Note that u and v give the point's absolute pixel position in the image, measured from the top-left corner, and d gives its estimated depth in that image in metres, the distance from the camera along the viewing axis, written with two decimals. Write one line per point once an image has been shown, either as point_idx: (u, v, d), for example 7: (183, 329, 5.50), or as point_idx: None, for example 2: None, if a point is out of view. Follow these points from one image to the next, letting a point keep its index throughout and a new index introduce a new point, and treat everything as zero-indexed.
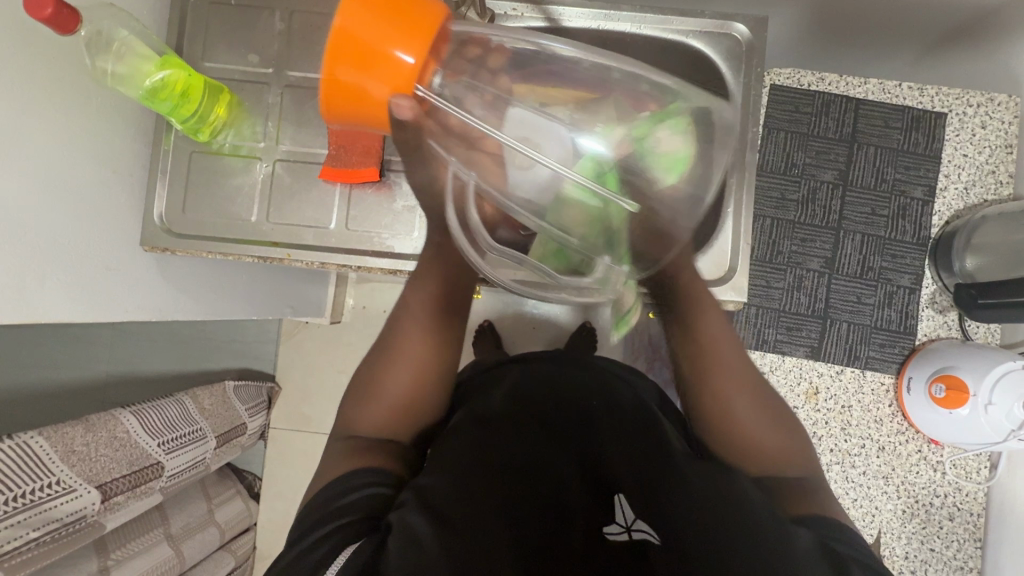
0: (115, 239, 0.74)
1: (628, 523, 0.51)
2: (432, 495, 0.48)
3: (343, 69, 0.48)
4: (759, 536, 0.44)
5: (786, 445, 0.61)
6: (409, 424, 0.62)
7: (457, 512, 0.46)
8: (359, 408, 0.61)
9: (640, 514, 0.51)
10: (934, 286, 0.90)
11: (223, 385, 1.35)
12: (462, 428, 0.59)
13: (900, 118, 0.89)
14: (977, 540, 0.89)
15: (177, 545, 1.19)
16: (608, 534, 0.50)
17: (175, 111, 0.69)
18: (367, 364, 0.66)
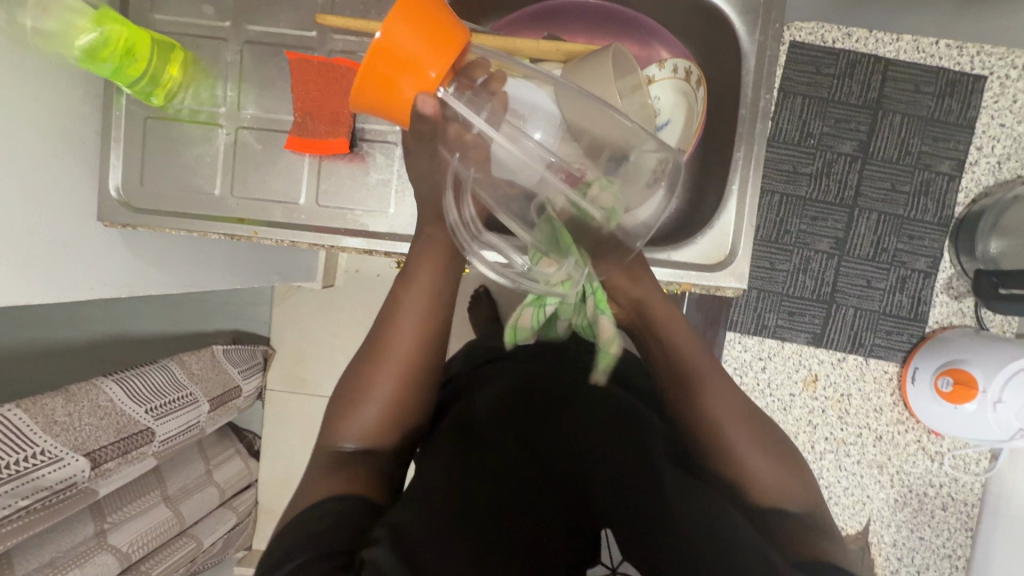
0: (69, 213, 0.68)
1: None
2: (405, 531, 0.43)
3: (381, 65, 0.46)
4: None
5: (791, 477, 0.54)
6: (399, 423, 0.56)
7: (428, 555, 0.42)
8: (340, 421, 0.55)
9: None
10: (951, 270, 0.84)
11: (213, 348, 1.31)
12: (445, 442, 0.56)
13: (931, 82, 0.81)
14: (968, 530, 0.89)
15: (175, 506, 1.19)
16: None
17: (118, 73, 0.62)
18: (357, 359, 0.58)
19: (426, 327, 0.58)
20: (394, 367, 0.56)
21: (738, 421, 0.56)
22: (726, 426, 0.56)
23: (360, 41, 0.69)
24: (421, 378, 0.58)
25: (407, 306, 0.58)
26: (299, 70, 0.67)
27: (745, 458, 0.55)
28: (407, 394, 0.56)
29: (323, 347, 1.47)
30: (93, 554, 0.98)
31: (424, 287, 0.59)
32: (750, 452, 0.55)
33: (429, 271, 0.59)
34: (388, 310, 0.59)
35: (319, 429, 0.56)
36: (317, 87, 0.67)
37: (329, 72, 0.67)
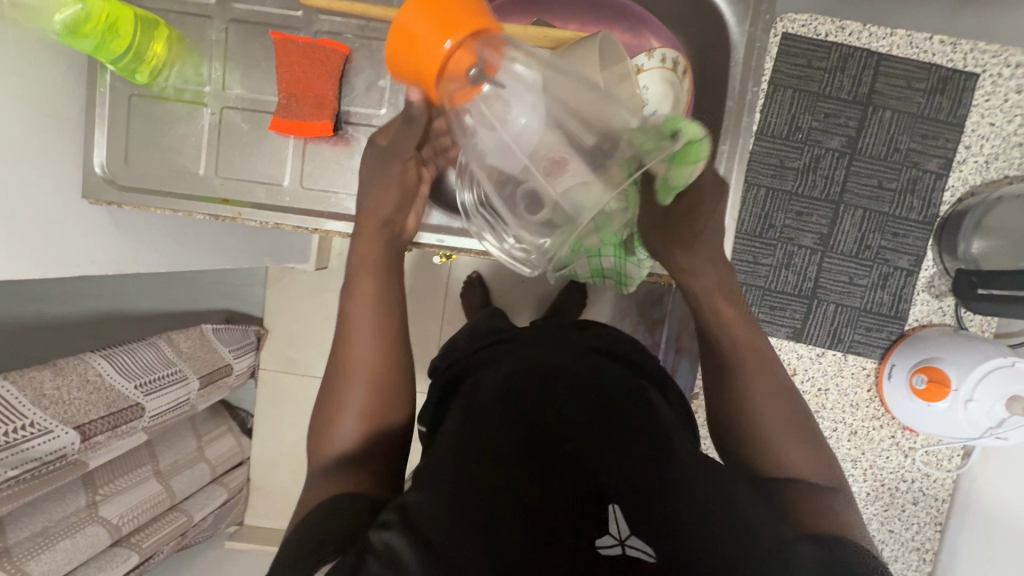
0: (54, 190, 0.69)
1: (621, 537, 0.44)
2: (415, 511, 0.44)
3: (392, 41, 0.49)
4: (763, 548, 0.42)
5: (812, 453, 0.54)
6: (374, 413, 0.57)
7: (436, 528, 0.42)
8: (324, 433, 0.56)
9: (636, 530, 0.45)
10: (934, 269, 0.85)
11: (202, 327, 1.31)
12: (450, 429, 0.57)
13: (923, 78, 0.80)
14: (938, 524, 0.91)
15: (166, 481, 1.20)
16: (601, 548, 0.43)
17: (100, 49, 0.62)
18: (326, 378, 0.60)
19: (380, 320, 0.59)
20: (360, 370, 0.57)
21: (761, 397, 0.57)
22: (746, 401, 0.56)
23: (346, 22, 0.69)
24: (379, 367, 0.58)
25: (354, 308, 0.60)
26: (283, 50, 0.66)
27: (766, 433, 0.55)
28: (376, 385, 0.57)
29: (315, 328, 1.48)
30: (84, 525, 0.99)
31: (370, 283, 0.61)
32: (772, 429, 0.55)
33: (369, 266, 0.61)
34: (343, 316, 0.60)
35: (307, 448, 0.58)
36: (301, 69, 0.67)
37: (314, 53, 0.67)
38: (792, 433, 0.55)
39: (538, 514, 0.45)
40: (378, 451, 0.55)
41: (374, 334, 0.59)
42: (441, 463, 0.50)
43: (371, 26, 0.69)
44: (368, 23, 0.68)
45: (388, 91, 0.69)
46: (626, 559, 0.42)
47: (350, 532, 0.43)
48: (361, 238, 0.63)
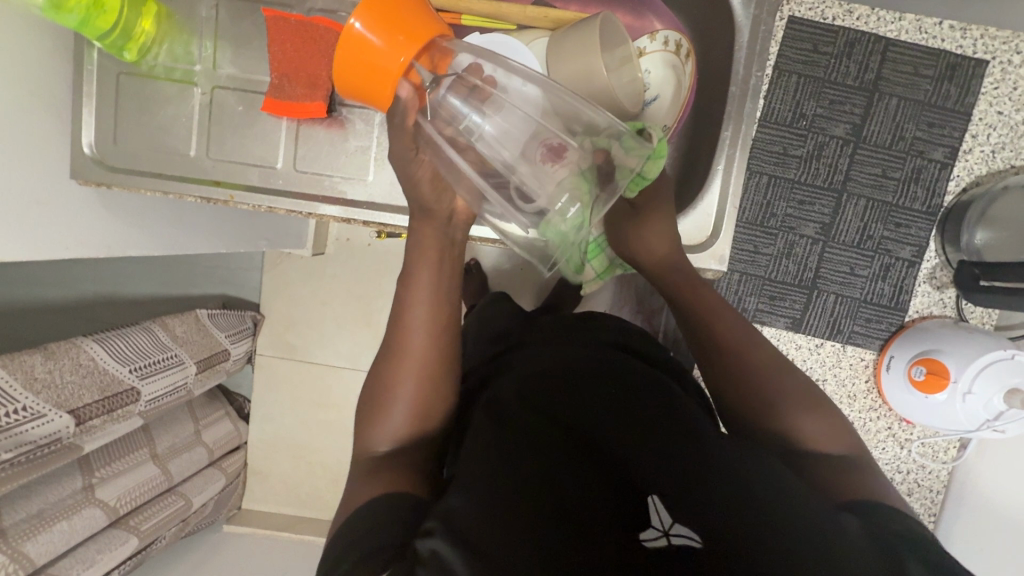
0: (43, 170, 0.67)
1: (664, 527, 0.44)
2: (456, 518, 0.41)
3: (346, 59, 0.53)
4: (818, 533, 0.41)
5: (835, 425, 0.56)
6: (426, 409, 0.59)
7: (483, 538, 0.40)
8: (371, 425, 0.58)
9: (678, 516, 0.44)
10: (936, 261, 0.84)
11: (197, 312, 1.30)
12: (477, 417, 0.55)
13: (932, 65, 0.78)
14: (931, 515, 0.91)
15: (163, 464, 1.21)
16: (645, 540, 0.44)
17: (85, 25, 0.59)
18: (376, 372, 0.62)
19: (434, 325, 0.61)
20: (413, 368, 0.59)
21: (775, 382, 0.57)
22: (764, 386, 0.57)
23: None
24: (432, 363, 0.60)
25: (411, 302, 0.61)
26: (275, 28, 0.64)
27: (788, 416, 0.56)
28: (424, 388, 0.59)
29: (312, 314, 1.47)
30: (81, 507, 1.00)
31: (426, 288, 0.62)
32: (793, 410, 0.56)
33: (428, 269, 0.62)
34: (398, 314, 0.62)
35: (353, 432, 0.60)
36: (295, 48, 0.65)
37: (307, 31, 0.65)
38: (812, 409, 0.56)
39: (579, 513, 0.44)
40: (421, 449, 0.56)
41: (429, 328, 0.61)
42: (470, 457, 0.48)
43: None
44: None
45: None
46: (670, 549, 0.43)
47: (396, 546, 0.42)
48: (415, 241, 0.63)
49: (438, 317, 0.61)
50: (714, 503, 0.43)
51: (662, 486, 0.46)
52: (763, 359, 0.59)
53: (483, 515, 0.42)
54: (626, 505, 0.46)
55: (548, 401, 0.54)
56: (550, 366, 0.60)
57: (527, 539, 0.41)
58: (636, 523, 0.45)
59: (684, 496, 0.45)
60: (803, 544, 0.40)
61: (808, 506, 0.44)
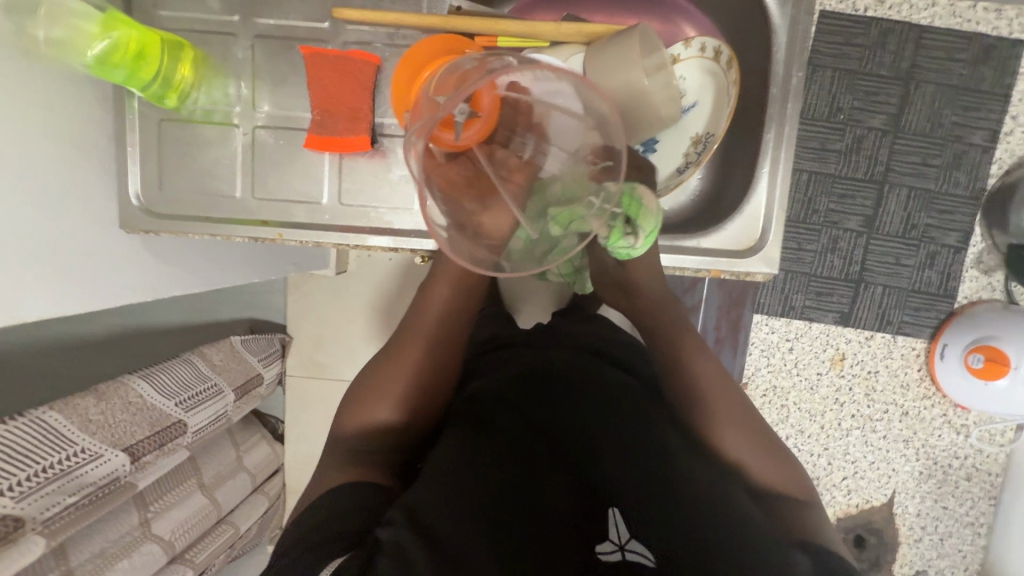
0: (93, 223, 0.68)
1: (621, 541, 0.51)
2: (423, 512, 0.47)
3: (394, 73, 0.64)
4: (749, 553, 0.49)
5: (783, 471, 0.62)
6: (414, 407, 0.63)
7: (446, 535, 0.46)
8: (358, 407, 0.63)
9: (635, 534, 0.51)
10: (982, 245, 0.88)
11: (230, 339, 1.30)
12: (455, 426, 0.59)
13: (967, 48, 0.83)
14: (991, 499, 0.95)
15: (211, 493, 1.21)
16: (601, 554, 0.50)
17: (131, 78, 0.60)
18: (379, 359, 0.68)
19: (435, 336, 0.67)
20: (417, 362, 0.65)
21: (734, 419, 0.63)
22: (722, 423, 0.63)
23: (374, 30, 0.67)
24: (434, 367, 0.66)
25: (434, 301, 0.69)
26: (315, 66, 0.65)
27: (739, 453, 0.62)
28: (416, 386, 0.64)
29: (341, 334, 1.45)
30: (140, 544, 1.01)
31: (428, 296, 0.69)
32: (747, 452, 0.62)
33: (445, 284, 0.69)
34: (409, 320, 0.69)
35: (345, 405, 0.65)
36: (334, 83, 0.65)
37: (345, 66, 0.65)
38: (764, 450, 0.62)
39: (547, 521, 0.51)
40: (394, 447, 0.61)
41: (438, 334, 0.67)
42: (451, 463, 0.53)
43: (400, 33, 0.67)
44: (397, 31, 0.67)
45: None
46: (625, 563, 0.49)
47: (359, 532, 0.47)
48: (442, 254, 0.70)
49: (447, 330, 0.68)
50: (668, 537, 0.50)
51: (622, 503, 0.54)
52: (731, 397, 0.65)
53: (461, 527, 0.47)
54: (587, 519, 0.52)
55: (525, 421, 0.60)
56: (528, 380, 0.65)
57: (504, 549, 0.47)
58: (595, 536, 0.51)
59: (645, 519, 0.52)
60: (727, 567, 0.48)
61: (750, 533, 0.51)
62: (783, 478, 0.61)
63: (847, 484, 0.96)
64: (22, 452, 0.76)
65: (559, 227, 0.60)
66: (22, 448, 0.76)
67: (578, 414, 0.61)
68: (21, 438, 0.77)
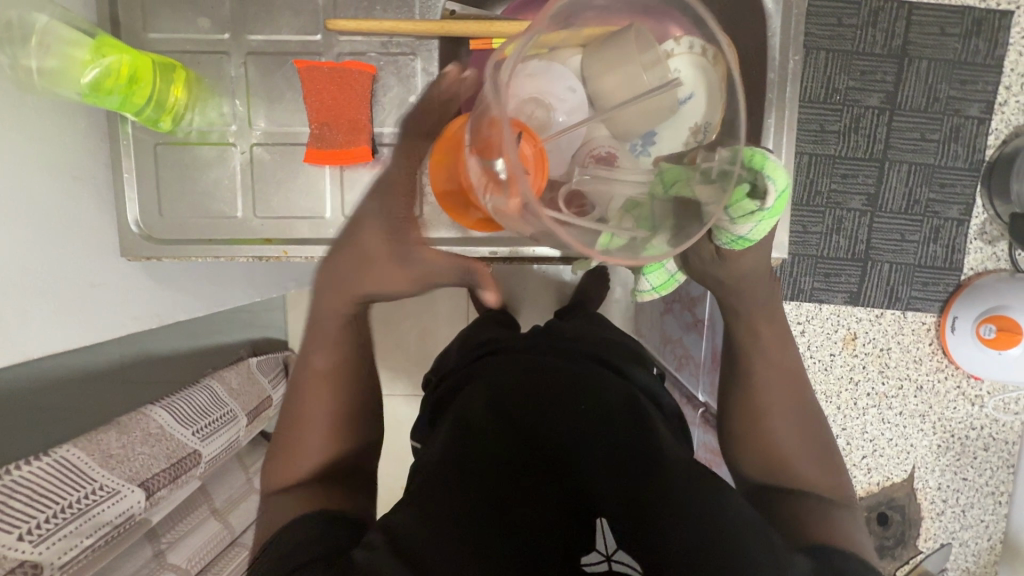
0: (96, 254, 0.67)
1: (608, 552, 0.51)
2: (398, 533, 0.46)
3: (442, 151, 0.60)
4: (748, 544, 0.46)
5: (832, 477, 0.59)
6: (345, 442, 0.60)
7: (414, 546, 0.44)
8: (283, 467, 0.59)
9: (621, 543, 0.51)
10: (984, 216, 0.89)
11: (247, 360, 1.24)
12: (441, 434, 0.59)
13: (958, 22, 0.85)
14: (1009, 466, 0.96)
15: (223, 517, 1.16)
16: (587, 564, 0.50)
17: (125, 104, 0.60)
18: (286, 412, 0.62)
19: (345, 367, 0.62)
20: (324, 399, 0.60)
21: (783, 415, 0.62)
22: (771, 417, 0.62)
23: (368, 40, 0.66)
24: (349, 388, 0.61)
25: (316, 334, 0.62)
26: (310, 80, 0.65)
27: (788, 453, 0.60)
28: (345, 418, 0.60)
29: None
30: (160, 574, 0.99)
31: (331, 341, 0.62)
32: (796, 456, 0.60)
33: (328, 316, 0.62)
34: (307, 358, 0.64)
35: (270, 473, 0.59)
36: (331, 96, 0.65)
37: (340, 78, 0.65)
38: (810, 455, 0.60)
39: (527, 537, 0.50)
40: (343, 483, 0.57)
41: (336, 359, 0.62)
42: (437, 478, 0.52)
43: (394, 41, 0.66)
44: (391, 39, 0.66)
45: (420, 107, 0.67)
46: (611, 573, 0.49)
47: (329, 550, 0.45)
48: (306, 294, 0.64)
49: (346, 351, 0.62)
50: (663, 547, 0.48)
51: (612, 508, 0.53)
52: (784, 395, 0.63)
53: (430, 540, 0.46)
54: (572, 531, 0.52)
55: (519, 429, 0.58)
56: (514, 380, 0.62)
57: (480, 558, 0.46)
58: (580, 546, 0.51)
59: (634, 528, 0.50)
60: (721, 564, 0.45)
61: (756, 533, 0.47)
62: (830, 484, 0.59)
63: (867, 463, 0.97)
64: (43, 492, 0.73)
65: (661, 188, 0.50)
66: (46, 487, 0.74)
67: (566, 414, 0.59)
68: (41, 478, 0.74)
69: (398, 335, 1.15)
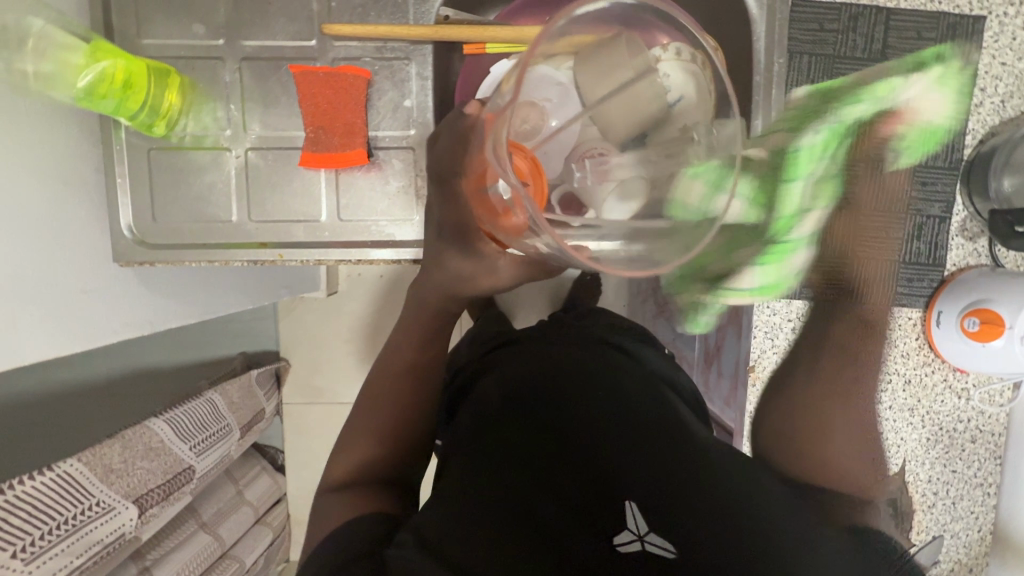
0: (86, 259, 0.66)
1: (640, 532, 0.49)
2: (431, 533, 0.48)
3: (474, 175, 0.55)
4: (765, 531, 0.51)
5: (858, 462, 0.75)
6: (396, 449, 0.66)
7: (453, 546, 0.47)
8: (341, 453, 0.66)
9: (653, 527, 0.50)
10: (965, 214, 0.93)
11: (248, 373, 1.20)
12: (464, 434, 0.62)
13: (934, 27, 0.87)
14: (997, 458, 0.99)
15: (214, 531, 1.09)
16: (620, 545, 0.48)
17: (119, 108, 0.60)
18: (359, 403, 0.69)
19: (415, 381, 0.69)
20: (392, 402, 0.67)
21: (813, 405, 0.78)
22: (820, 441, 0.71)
23: (363, 45, 0.67)
24: (416, 395, 0.68)
25: (402, 336, 0.71)
26: (305, 84, 0.66)
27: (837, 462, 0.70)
28: (405, 424, 0.67)
29: (334, 353, 1.31)
30: None
31: (418, 339, 0.70)
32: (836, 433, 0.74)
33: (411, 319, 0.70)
34: (376, 387, 0.69)
35: (330, 457, 0.67)
36: (327, 99, 0.66)
37: (336, 82, 0.66)
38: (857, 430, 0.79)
39: (559, 525, 0.50)
40: (376, 479, 0.62)
41: (413, 361, 0.69)
42: (467, 479, 0.55)
43: (389, 46, 0.67)
44: (385, 44, 0.67)
45: (415, 110, 0.68)
46: (644, 554, 0.47)
47: (368, 552, 0.49)
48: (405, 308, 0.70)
49: (423, 356, 0.70)
50: (694, 531, 0.50)
51: (637, 496, 0.52)
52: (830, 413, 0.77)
53: (464, 542, 0.47)
54: (607, 515, 0.51)
55: (543, 424, 0.60)
56: (533, 378, 0.65)
57: (507, 550, 0.47)
58: (615, 528, 0.50)
59: (661, 513, 0.51)
60: (746, 547, 0.49)
61: (767, 517, 0.52)
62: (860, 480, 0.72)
63: None
64: (41, 507, 0.70)
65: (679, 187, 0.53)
66: (46, 501, 0.70)
67: (586, 410, 0.61)
68: (43, 492, 0.71)
69: None
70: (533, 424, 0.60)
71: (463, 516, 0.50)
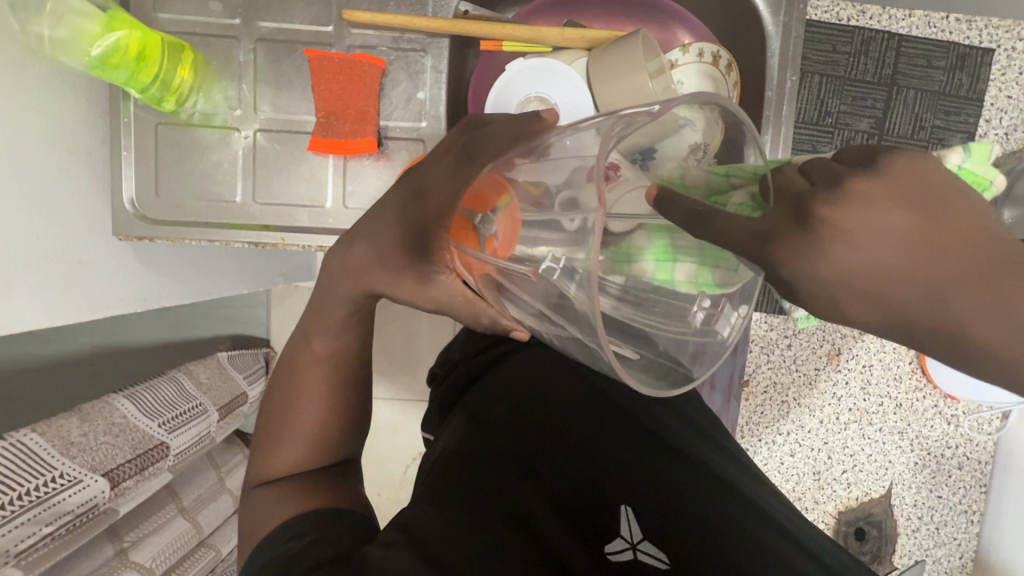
0: (85, 230, 0.65)
1: (633, 540, 0.51)
2: (421, 530, 0.46)
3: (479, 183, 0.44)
4: (746, 536, 0.52)
5: None
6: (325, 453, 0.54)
7: (445, 549, 0.45)
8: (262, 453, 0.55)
9: (647, 535, 0.51)
10: None
11: (215, 355, 1.18)
12: (460, 423, 0.60)
13: (943, 56, 0.89)
14: (982, 486, 0.99)
15: (192, 517, 1.06)
16: (611, 552, 0.50)
17: (132, 80, 0.59)
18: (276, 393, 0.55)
19: (337, 371, 0.54)
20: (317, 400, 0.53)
21: None
22: None
23: (379, 34, 0.67)
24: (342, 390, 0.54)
25: (322, 323, 0.53)
26: (319, 69, 0.66)
27: None
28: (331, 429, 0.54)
29: None
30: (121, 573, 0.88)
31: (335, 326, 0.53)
32: None
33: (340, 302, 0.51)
34: (286, 383, 0.54)
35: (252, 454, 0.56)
36: (340, 85, 0.66)
37: (351, 68, 0.66)
38: None
39: (553, 535, 0.50)
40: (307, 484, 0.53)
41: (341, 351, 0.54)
42: (448, 475, 0.53)
43: (406, 37, 0.67)
44: (402, 35, 0.67)
45: (427, 103, 0.68)
46: (637, 562, 0.50)
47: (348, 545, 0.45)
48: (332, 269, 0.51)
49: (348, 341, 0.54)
50: (680, 536, 0.52)
51: (634, 501, 0.54)
52: None
53: (461, 550, 0.46)
54: (600, 518, 0.53)
55: (536, 426, 0.60)
56: (525, 381, 0.64)
57: (495, 553, 0.47)
58: (608, 534, 0.52)
59: (655, 520, 0.53)
60: (727, 553, 0.51)
61: (750, 518, 0.54)
62: None
63: (847, 478, 0.98)
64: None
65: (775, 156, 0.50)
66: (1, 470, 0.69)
67: (578, 412, 0.61)
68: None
69: (384, 341, 1.18)
70: (530, 428, 0.59)
71: (456, 513, 0.49)
